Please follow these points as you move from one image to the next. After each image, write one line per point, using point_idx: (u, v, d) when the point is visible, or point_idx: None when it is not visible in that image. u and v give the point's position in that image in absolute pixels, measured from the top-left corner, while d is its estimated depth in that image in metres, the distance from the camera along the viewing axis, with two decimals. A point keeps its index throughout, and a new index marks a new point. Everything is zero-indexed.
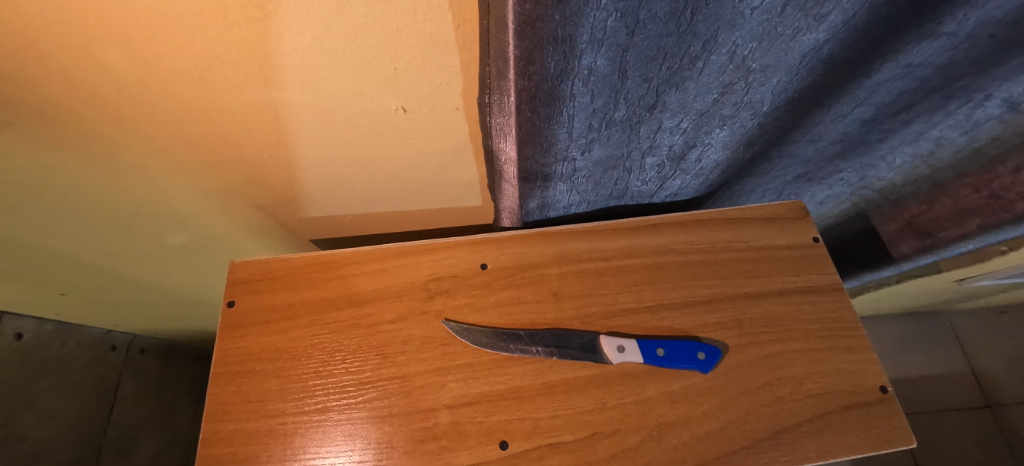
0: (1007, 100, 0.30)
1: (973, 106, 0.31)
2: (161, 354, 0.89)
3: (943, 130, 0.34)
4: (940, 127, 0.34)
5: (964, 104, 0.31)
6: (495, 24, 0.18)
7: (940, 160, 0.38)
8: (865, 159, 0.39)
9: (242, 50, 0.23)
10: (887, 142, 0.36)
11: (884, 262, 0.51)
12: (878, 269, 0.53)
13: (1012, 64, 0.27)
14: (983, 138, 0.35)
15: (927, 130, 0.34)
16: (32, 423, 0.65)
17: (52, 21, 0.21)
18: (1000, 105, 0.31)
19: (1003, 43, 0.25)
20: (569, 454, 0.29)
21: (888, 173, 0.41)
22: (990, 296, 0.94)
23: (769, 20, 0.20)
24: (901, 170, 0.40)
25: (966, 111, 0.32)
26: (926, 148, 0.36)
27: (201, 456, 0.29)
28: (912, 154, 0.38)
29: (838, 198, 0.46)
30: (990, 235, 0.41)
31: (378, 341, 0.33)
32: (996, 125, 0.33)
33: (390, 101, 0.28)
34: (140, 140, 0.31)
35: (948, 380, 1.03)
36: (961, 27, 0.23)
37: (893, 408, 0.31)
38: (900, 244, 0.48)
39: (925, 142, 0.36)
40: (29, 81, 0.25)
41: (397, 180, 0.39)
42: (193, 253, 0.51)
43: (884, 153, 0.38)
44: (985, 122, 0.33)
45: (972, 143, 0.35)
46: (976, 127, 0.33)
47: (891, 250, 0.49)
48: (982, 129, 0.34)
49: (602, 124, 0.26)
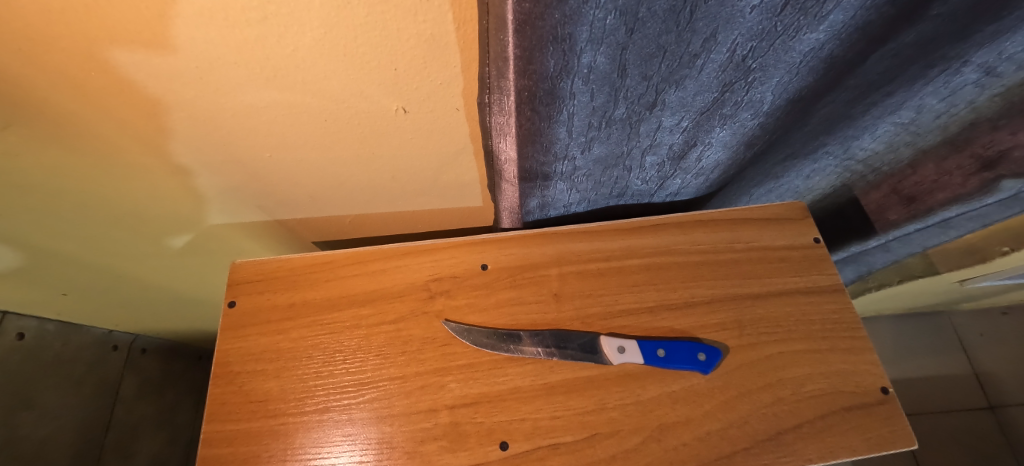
0: (985, 64, 0.28)
1: (951, 73, 0.29)
2: (162, 354, 0.89)
3: (924, 97, 0.32)
4: (919, 94, 0.31)
5: (942, 71, 0.29)
6: (495, 24, 0.18)
7: (922, 127, 0.35)
8: (847, 132, 0.36)
9: (244, 51, 0.23)
10: (871, 113, 0.34)
11: (870, 233, 0.49)
12: (866, 240, 0.51)
13: (988, 30, 0.25)
14: (963, 103, 0.32)
15: (908, 99, 0.32)
16: (33, 422, 0.65)
17: (53, 22, 0.21)
18: (977, 70, 0.28)
19: (981, 13, 0.23)
20: (569, 455, 0.29)
21: (870, 142, 0.37)
22: (992, 296, 0.94)
23: (769, 19, 0.20)
24: (884, 139, 0.37)
25: (944, 78, 0.29)
26: (908, 117, 0.34)
27: (201, 457, 0.29)
28: (894, 125, 0.35)
29: (822, 173, 0.42)
30: (977, 196, 0.39)
31: (379, 342, 0.33)
32: (974, 90, 0.31)
33: (390, 102, 0.28)
34: (139, 141, 0.31)
35: (950, 380, 1.03)
36: (946, 8, 0.23)
37: (894, 409, 0.31)
38: (885, 213, 0.45)
39: (906, 111, 0.33)
40: (28, 82, 0.25)
41: (398, 181, 0.39)
42: (194, 253, 0.51)
43: (867, 127, 0.35)
44: (963, 88, 0.30)
45: (951, 109, 0.33)
46: (954, 94, 0.31)
47: (877, 220, 0.47)
48: (961, 95, 0.31)
49: (602, 123, 0.26)
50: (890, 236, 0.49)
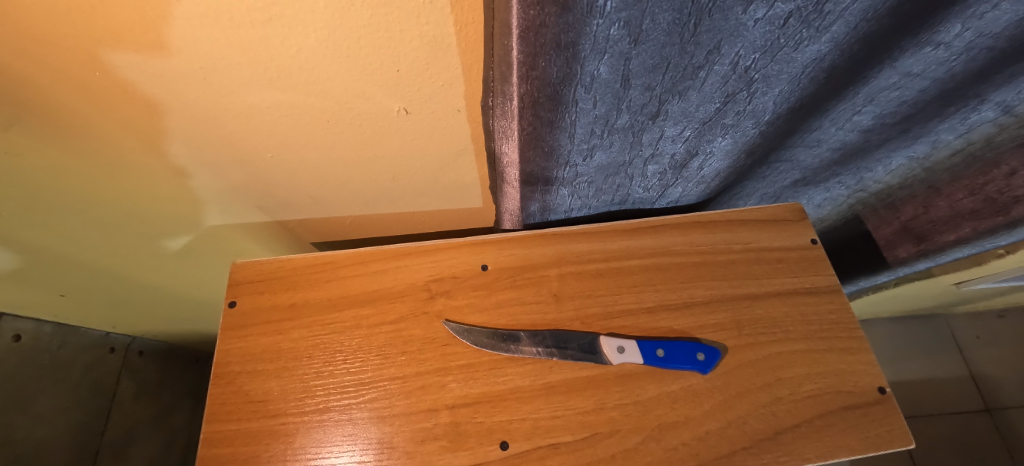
0: (1003, 103, 0.29)
1: (968, 111, 0.30)
2: (160, 355, 0.88)
3: (939, 132, 0.33)
4: (936, 129, 0.32)
5: (961, 109, 0.30)
6: (500, 28, 0.18)
7: (937, 164, 0.37)
8: (861, 164, 0.37)
9: (247, 51, 0.23)
10: (886, 146, 0.35)
11: (879, 267, 0.51)
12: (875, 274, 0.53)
13: (1008, 72, 0.26)
14: (979, 141, 0.33)
15: (924, 133, 0.33)
16: (30, 424, 0.65)
17: (58, 22, 0.21)
18: (995, 108, 0.30)
19: (999, 53, 0.24)
20: (569, 455, 0.29)
21: (884, 175, 0.39)
22: (988, 299, 0.95)
23: (772, 31, 0.21)
24: (897, 173, 0.38)
25: (961, 116, 0.31)
26: (922, 151, 0.35)
27: (201, 456, 0.29)
28: (908, 158, 0.36)
29: (834, 201, 0.44)
30: (986, 237, 0.41)
31: (379, 342, 0.33)
32: (991, 127, 0.32)
33: (393, 103, 0.28)
34: (142, 141, 0.31)
35: (947, 383, 1.03)
36: (958, 35, 0.23)
37: (892, 409, 0.31)
38: (895, 249, 0.47)
39: (920, 145, 0.34)
40: (32, 82, 0.25)
41: (399, 181, 0.39)
42: (193, 255, 0.51)
43: (880, 160, 0.37)
44: (980, 125, 0.31)
45: (966, 146, 0.34)
46: (970, 131, 0.32)
47: (887, 256, 0.49)
48: (977, 132, 0.32)
49: (604, 131, 0.27)
50: (900, 269, 0.51)
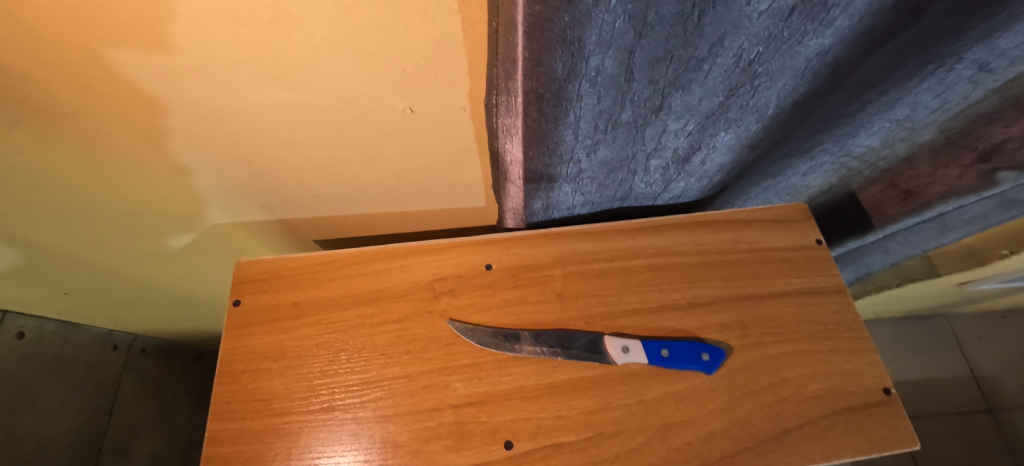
0: (980, 61, 0.26)
1: (944, 70, 0.27)
2: (161, 353, 0.88)
3: (918, 94, 0.30)
4: (914, 91, 0.29)
5: (936, 69, 0.27)
6: (505, 25, 0.18)
7: (918, 123, 0.33)
8: (843, 131, 0.34)
9: (254, 49, 0.23)
10: (866, 111, 0.32)
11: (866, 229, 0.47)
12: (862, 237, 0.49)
13: (983, 28, 0.23)
14: (956, 98, 0.30)
15: (902, 96, 0.30)
16: (33, 422, 0.65)
17: (59, 18, 0.21)
18: (971, 67, 0.27)
19: None
20: (573, 454, 0.29)
21: (866, 139, 0.35)
22: (991, 300, 0.95)
23: (776, 23, 0.21)
24: (879, 136, 0.35)
25: (938, 76, 0.28)
26: (902, 114, 0.32)
27: (205, 454, 0.29)
28: (891, 121, 0.33)
29: (820, 171, 0.40)
30: (976, 187, 0.38)
31: (383, 341, 0.33)
32: (968, 86, 0.29)
33: (398, 101, 0.28)
34: (144, 138, 0.31)
35: (949, 383, 1.03)
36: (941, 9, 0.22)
37: (896, 410, 0.31)
38: (883, 208, 0.44)
39: (900, 108, 0.31)
40: (35, 80, 0.25)
41: (403, 180, 0.39)
42: (197, 254, 0.51)
43: (862, 125, 0.33)
44: (958, 84, 0.29)
45: (947, 106, 0.31)
46: (948, 90, 0.29)
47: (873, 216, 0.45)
48: (955, 91, 0.29)
49: (607, 126, 0.26)
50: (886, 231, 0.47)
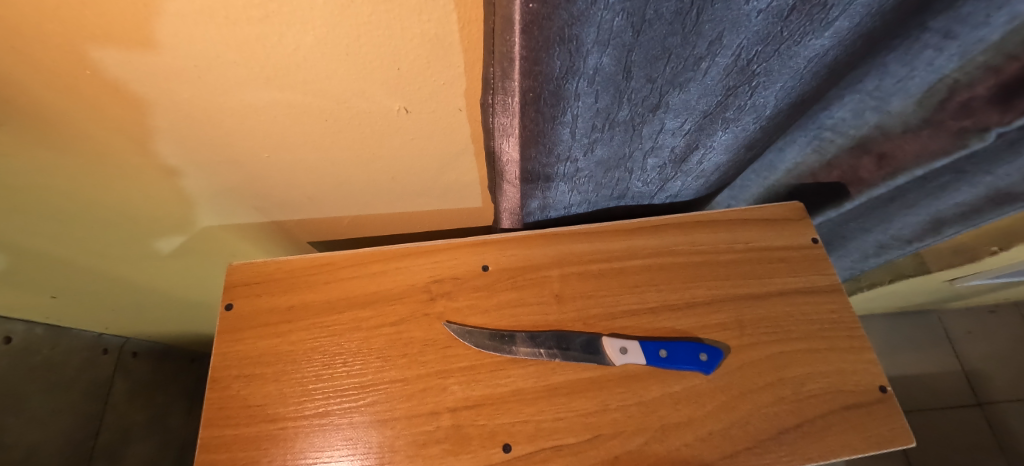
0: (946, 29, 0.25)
1: (909, 42, 0.26)
2: (152, 356, 0.87)
3: (887, 64, 0.28)
4: (883, 61, 0.28)
5: (904, 43, 0.26)
6: (501, 24, 0.17)
7: (886, 91, 0.30)
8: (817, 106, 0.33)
9: (244, 49, 0.23)
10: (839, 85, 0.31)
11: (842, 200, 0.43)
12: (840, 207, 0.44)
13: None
14: (921, 66, 0.28)
15: (871, 69, 0.29)
16: (22, 427, 0.64)
17: (38, 16, 0.20)
18: (936, 34, 0.25)
19: None
20: (572, 457, 0.29)
21: (838, 112, 0.33)
22: (981, 296, 0.96)
23: (775, 23, 0.21)
24: (851, 109, 0.33)
25: (905, 48, 0.27)
26: (871, 86, 0.30)
27: (198, 462, 0.28)
28: (864, 95, 0.31)
29: (794, 145, 0.37)
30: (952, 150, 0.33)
31: (379, 344, 0.33)
32: (934, 54, 0.26)
33: (392, 102, 0.28)
34: (129, 138, 0.30)
35: (940, 379, 1.05)
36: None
37: (892, 408, 0.31)
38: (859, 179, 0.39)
39: (871, 80, 0.30)
40: (14, 80, 0.24)
41: (398, 181, 0.38)
42: (189, 256, 0.50)
43: (835, 97, 0.32)
44: (925, 55, 0.27)
45: (913, 75, 0.28)
46: (916, 61, 0.27)
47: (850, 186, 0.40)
48: (923, 62, 0.27)
49: (605, 124, 0.26)
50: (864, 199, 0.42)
